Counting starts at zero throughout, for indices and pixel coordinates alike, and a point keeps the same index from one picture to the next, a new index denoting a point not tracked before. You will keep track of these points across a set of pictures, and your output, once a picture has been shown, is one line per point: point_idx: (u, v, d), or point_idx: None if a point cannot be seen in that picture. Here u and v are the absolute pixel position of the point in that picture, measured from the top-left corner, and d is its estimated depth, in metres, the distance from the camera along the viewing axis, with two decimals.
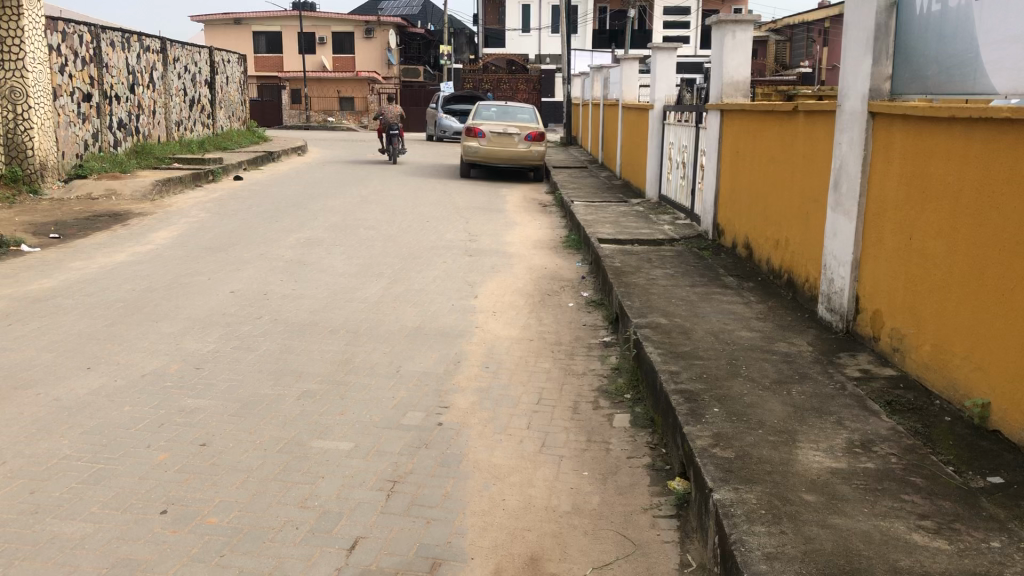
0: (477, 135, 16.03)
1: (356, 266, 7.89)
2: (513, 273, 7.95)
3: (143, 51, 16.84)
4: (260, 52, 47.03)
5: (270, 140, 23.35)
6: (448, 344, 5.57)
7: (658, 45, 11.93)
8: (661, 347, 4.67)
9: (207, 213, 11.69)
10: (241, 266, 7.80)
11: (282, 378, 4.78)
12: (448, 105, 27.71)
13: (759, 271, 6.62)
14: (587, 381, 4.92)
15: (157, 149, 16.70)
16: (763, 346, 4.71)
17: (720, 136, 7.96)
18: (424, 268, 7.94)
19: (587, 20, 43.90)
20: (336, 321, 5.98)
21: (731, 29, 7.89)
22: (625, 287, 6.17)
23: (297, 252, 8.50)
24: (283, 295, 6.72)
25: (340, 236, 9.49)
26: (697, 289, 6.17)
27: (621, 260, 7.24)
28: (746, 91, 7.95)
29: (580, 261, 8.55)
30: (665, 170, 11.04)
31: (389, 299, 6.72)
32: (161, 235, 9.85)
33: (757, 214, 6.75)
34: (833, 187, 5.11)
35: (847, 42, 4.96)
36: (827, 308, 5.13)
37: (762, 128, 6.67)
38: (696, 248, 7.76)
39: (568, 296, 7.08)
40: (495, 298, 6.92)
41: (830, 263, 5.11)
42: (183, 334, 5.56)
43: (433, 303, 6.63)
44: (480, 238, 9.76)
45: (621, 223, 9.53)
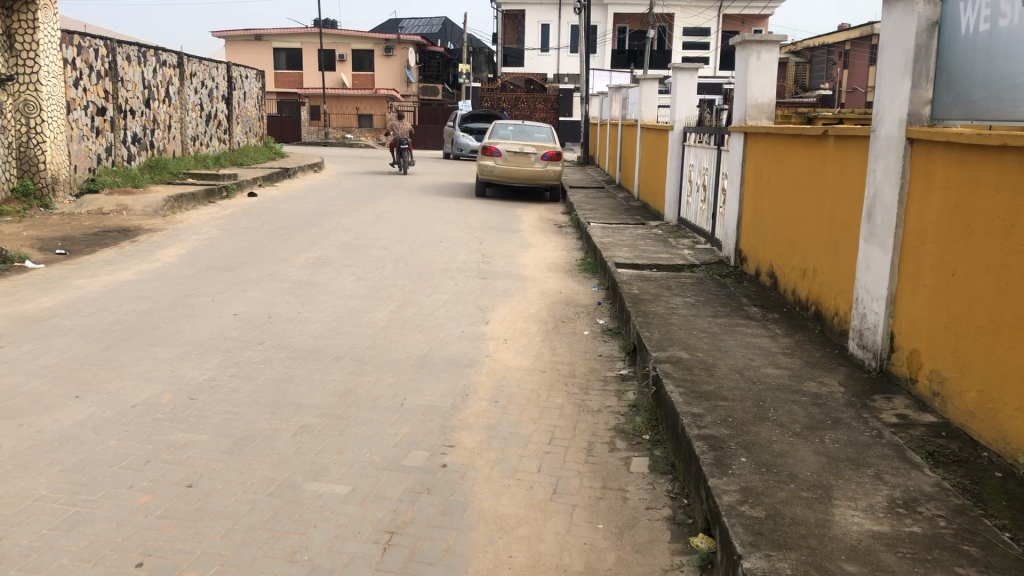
0: (493, 154, 15.80)
1: (365, 288, 7.64)
2: (527, 298, 7.67)
3: (160, 66, 16.78)
4: (279, 68, 47.21)
5: (286, 157, 23.25)
6: (457, 374, 5.30)
7: (679, 66, 11.69)
8: (682, 385, 4.38)
9: (218, 230, 11.50)
10: (246, 286, 7.57)
11: (279, 411, 4.52)
12: (466, 124, 27.58)
13: (784, 301, 6.32)
14: (602, 419, 4.63)
15: (171, 164, 16.59)
16: (791, 386, 4.40)
17: (743, 159, 7.69)
18: (434, 291, 7.68)
19: (606, 40, 43.85)
20: (340, 348, 5.72)
21: (756, 50, 7.61)
22: (643, 317, 5.89)
23: (305, 273, 8.27)
24: (287, 318, 6.47)
25: (351, 256, 9.25)
26: (719, 319, 5.88)
27: (639, 286, 6.96)
28: (770, 114, 7.65)
29: (596, 286, 8.27)
30: (685, 193, 10.76)
31: (397, 324, 6.47)
32: (169, 253, 9.65)
33: (782, 242, 6.46)
34: (866, 217, 4.81)
35: (883, 63, 4.68)
36: (859, 344, 4.82)
37: (789, 152, 6.39)
38: (718, 275, 7.46)
39: (583, 323, 6.80)
40: (507, 324, 6.64)
41: (863, 297, 4.81)
42: (180, 360, 5.32)
43: (442, 329, 6.36)
44: (493, 260, 9.50)
45: (640, 247, 9.25)
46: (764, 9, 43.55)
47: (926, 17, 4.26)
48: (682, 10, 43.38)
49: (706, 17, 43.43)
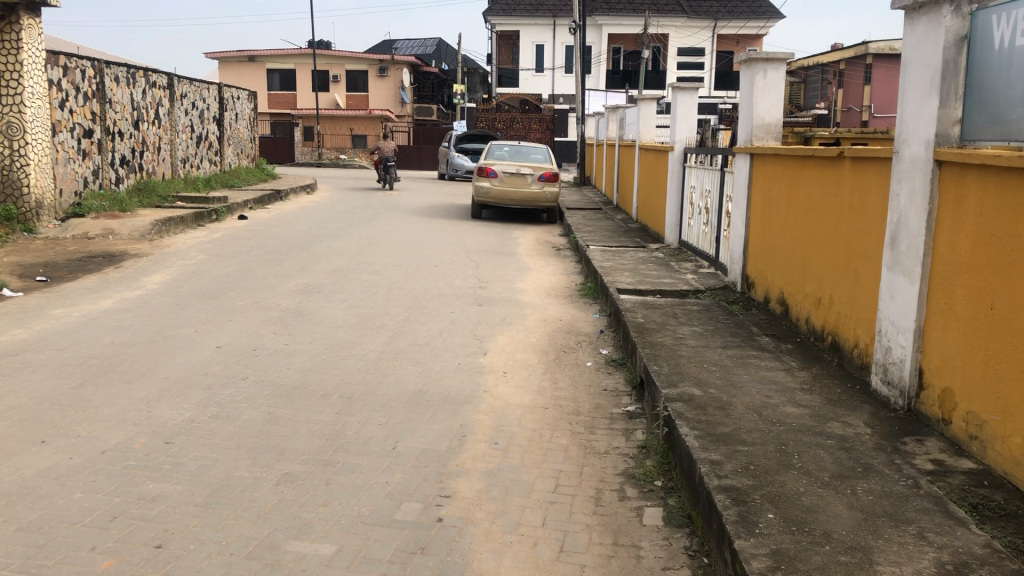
0: (489, 175, 15.52)
1: (357, 317, 7.32)
2: (526, 326, 7.36)
3: (149, 87, 16.53)
4: (273, 89, 47.06)
5: (279, 178, 22.98)
6: (453, 412, 4.97)
7: (680, 85, 11.43)
8: (696, 427, 4.06)
9: (206, 255, 11.18)
10: (232, 316, 7.24)
11: (261, 456, 4.18)
12: (461, 144, 27.35)
13: (797, 330, 6.02)
14: (610, 463, 4.30)
15: (161, 186, 16.29)
16: (813, 428, 4.08)
17: (749, 181, 7.41)
18: (429, 320, 7.35)
19: (601, 60, 43.79)
20: (329, 384, 5.40)
21: (761, 67, 7.34)
22: (650, 348, 5.58)
23: (294, 300, 7.95)
24: (274, 351, 6.15)
25: (343, 282, 8.94)
26: (730, 351, 5.57)
27: (644, 314, 6.65)
28: (777, 133, 7.42)
29: (598, 312, 7.96)
30: (686, 215, 10.49)
31: (390, 356, 6.14)
32: (154, 279, 9.33)
33: (794, 269, 6.16)
34: (889, 244, 4.51)
35: (905, 81, 4.40)
36: (883, 380, 4.51)
37: (800, 174, 6.11)
38: (725, 302, 7.16)
39: (586, 354, 6.48)
40: (506, 355, 6.32)
41: (886, 330, 4.51)
42: (158, 398, 4.99)
43: (437, 362, 6.04)
44: (490, 286, 9.19)
45: (642, 271, 8.94)
46: (758, 28, 43.56)
47: (954, 31, 3.98)
48: (676, 30, 43.37)
49: (700, 37, 43.42)
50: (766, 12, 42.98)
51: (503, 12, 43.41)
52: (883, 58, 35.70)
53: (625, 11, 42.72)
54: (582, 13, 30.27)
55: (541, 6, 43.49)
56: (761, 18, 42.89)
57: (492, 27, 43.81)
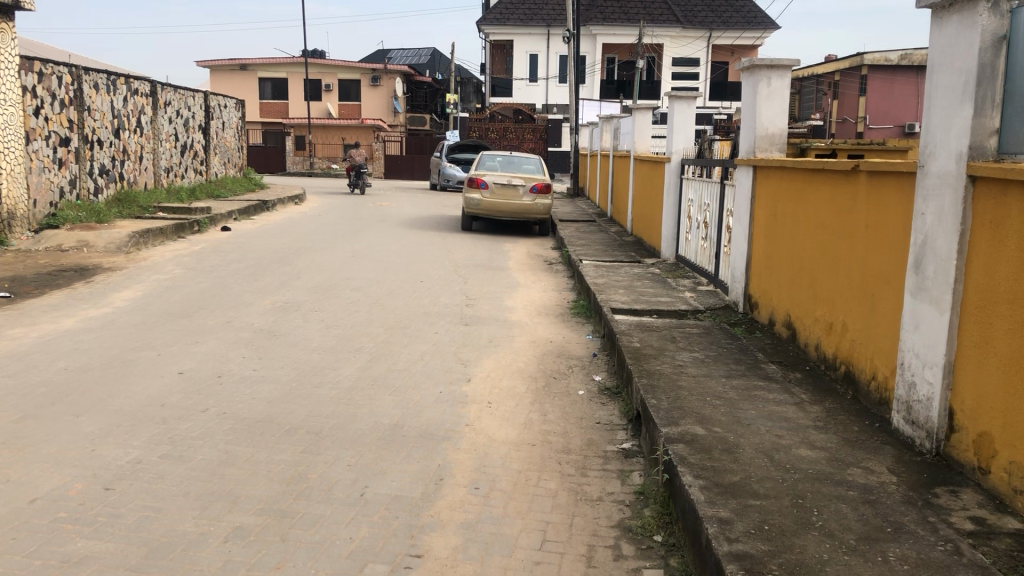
0: (480, 186, 15.09)
1: (334, 339, 6.85)
2: (514, 348, 6.90)
3: (131, 94, 16.08)
4: (264, 98, 46.61)
5: (266, 188, 22.50)
6: (430, 451, 4.50)
7: (676, 94, 11.02)
8: (701, 475, 3.60)
9: (182, 269, 10.70)
10: (200, 338, 6.77)
11: (211, 506, 3.71)
12: (453, 154, 26.94)
13: (805, 357, 5.58)
14: (604, 513, 3.83)
15: (142, 197, 15.80)
16: (832, 476, 3.63)
17: (752, 195, 6.98)
18: (411, 342, 6.89)
19: (596, 70, 43.48)
20: (296, 417, 4.92)
21: (765, 75, 6.92)
22: (647, 378, 5.12)
23: (268, 320, 7.48)
24: (240, 378, 5.67)
25: (322, 299, 8.48)
26: (734, 381, 5.12)
27: (640, 338, 6.20)
28: (782, 145, 7.00)
29: (591, 334, 7.50)
30: (683, 229, 10.06)
31: (366, 384, 5.67)
32: (124, 295, 8.85)
33: (801, 289, 5.74)
34: (914, 268, 4.07)
35: (932, 88, 3.99)
36: (906, 418, 4.07)
37: (809, 190, 5.69)
38: (727, 324, 6.72)
39: (578, 381, 6.03)
40: (490, 382, 5.86)
41: (908, 363, 4.07)
42: (104, 435, 4.51)
43: (416, 390, 5.57)
44: (478, 303, 8.74)
45: (637, 289, 8.50)
46: (753, 39, 43.37)
47: (992, 31, 3.56)
48: (670, 40, 43.07)
49: (694, 47, 43.20)
50: (761, 23, 42.81)
51: (497, 21, 43.12)
52: (879, 69, 35.48)
53: (620, 20, 42.49)
54: (576, 21, 29.94)
55: (534, 15, 43.24)
56: (756, 29, 42.69)
57: (485, 36, 43.48)
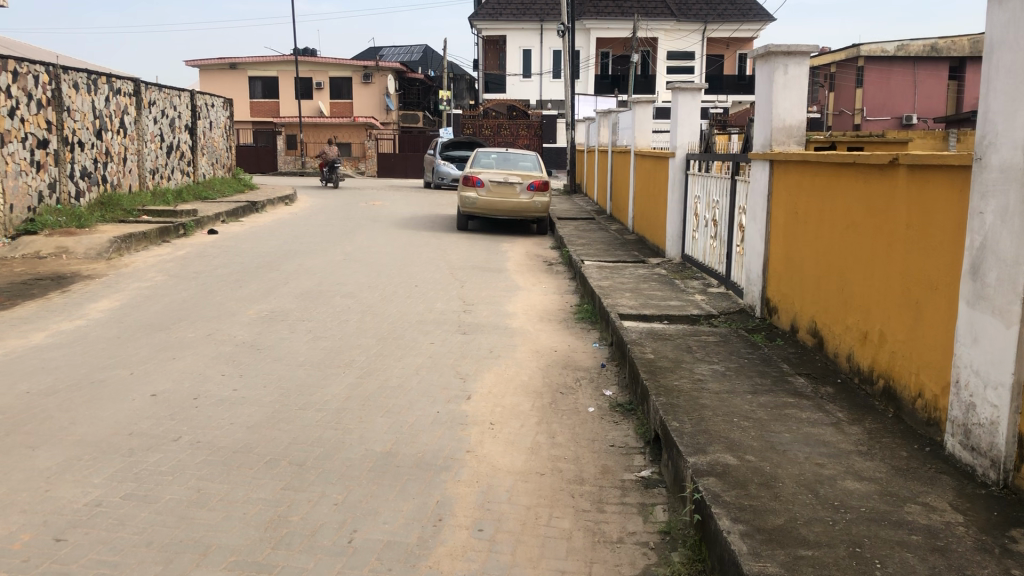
0: (475, 184, 14.60)
1: (322, 353, 6.37)
2: (516, 359, 6.42)
3: (113, 94, 15.56)
4: (255, 97, 46.03)
5: (256, 189, 21.98)
6: (427, 484, 4.02)
7: (681, 85, 10.56)
8: (739, 518, 3.12)
9: (165, 277, 10.20)
10: (178, 353, 6.28)
11: (176, 561, 3.22)
12: (447, 151, 26.45)
13: (835, 368, 5.12)
14: (626, 558, 3.36)
15: (126, 200, 15.28)
16: (888, 516, 3.16)
17: (769, 192, 6.50)
18: (405, 353, 6.42)
19: (590, 65, 43.01)
20: (278, 446, 4.45)
21: (781, 62, 6.44)
22: (665, 395, 4.65)
23: (252, 331, 7.00)
24: (218, 400, 5.18)
25: (311, 307, 8.00)
26: (760, 397, 4.65)
27: (653, 347, 5.73)
28: (800, 137, 6.52)
29: (598, 341, 7.02)
30: (690, 227, 9.59)
31: (356, 406, 5.19)
32: (100, 306, 8.35)
33: (829, 294, 5.27)
34: (970, 275, 3.59)
35: (990, 69, 3.50)
36: (965, 444, 3.60)
37: (836, 186, 5.22)
38: (745, 331, 6.26)
39: (587, 396, 5.55)
40: (492, 400, 5.39)
41: (965, 381, 3.60)
42: (62, 471, 4.03)
43: (410, 411, 5.09)
44: (476, 309, 8.27)
45: (644, 292, 8.02)
46: (749, 31, 42.88)
47: None
48: (665, 34, 42.69)
49: (689, 40, 42.75)
50: (756, 15, 42.31)
51: (489, 17, 42.67)
52: (875, 61, 35.12)
53: (614, 14, 42.02)
54: (570, 15, 29.39)
55: (527, 10, 42.79)
56: (753, 22, 42.16)
57: (478, 32, 43.01)
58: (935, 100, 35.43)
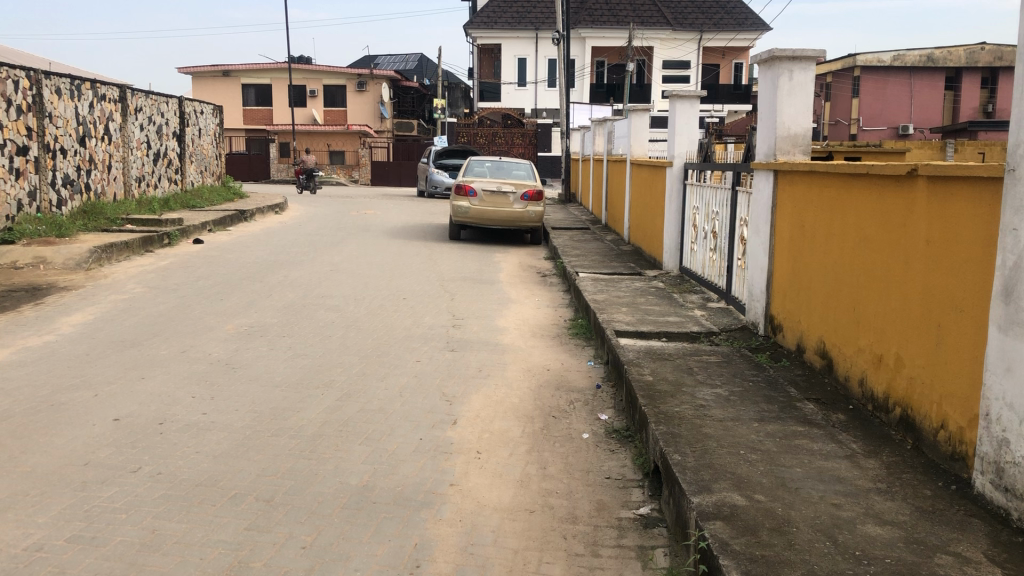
0: (468, 194, 14.27)
1: (301, 372, 6.01)
2: (507, 379, 6.08)
3: (97, 100, 15.21)
4: (248, 105, 45.73)
5: (246, 197, 21.64)
6: (404, 524, 3.67)
7: (679, 92, 10.21)
8: (751, 572, 2.78)
9: (144, 288, 9.84)
10: (147, 373, 5.93)
11: None
12: (440, 160, 26.14)
13: (847, 393, 4.78)
14: None
15: (110, 208, 14.92)
16: (918, 570, 2.81)
17: (774, 203, 6.17)
18: (388, 372, 6.08)
19: (585, 74, 42.78)
20: (244, 480, 4.09)
21: (786, 67, 6.12)
22: (665, 424, 4.30)
23: (229, 348, 6.64)
24: (185, 426, 4.83)
25: (293, 322, 7.66)
26: (767, 426, 4.31)
27: (651, 369, 5.39)
28: (806, 147, 6.21)
29: (593, 360, 6.68)
30: (689, 239, 9.27)
31: (333, 432, 4.84)
32: (73, 319, 7.99)
33: (840, 313, 4.94)
34: (1001, 298, 3.25)
35: None
36: (997, 484, 3.26)
37: (847, 198, 4.90)
38: (748, 351, 5.92)
39: (581, 420, 5.21)
40: (480, 425, 5.04)
41: (997, 415, 3.25)
42: (3, 509, 3.67)
43: (390, 438, 4.74)
44: (465, 323, 7.94)
45: (641, 307, 7.68)
46: (746, 40, 42.67)
47: None
48: (661, 42, 42.49)
49: (685, 49, 42.55)
50: (753, 24, 42.09)
51: (484, 25, 42.37)
52: (871, 71, 34.97)
53: (609, 23, 41.88)
54: (565, 22, 29.08)
55: (522, 18, 42.55)
56: (749, 30, 41.95)
57: (473, 40, 42.79)
58: (931, 111, 35.04)
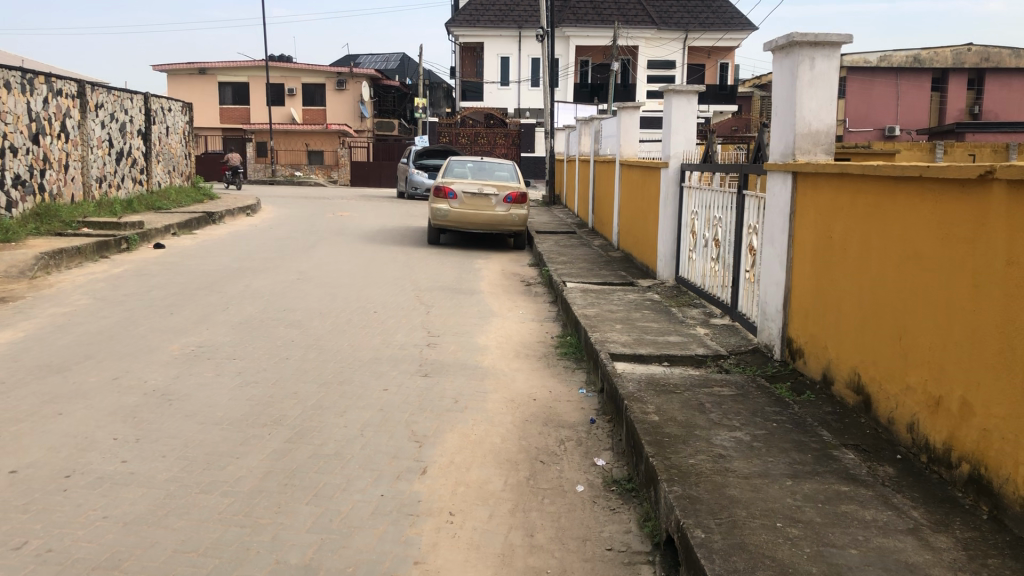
0: (448, 196, 13.45)
1: (247, 406, 5.17)
2: (487, 412, 5.28)
3: (52, 95, 14.27)
4: (224, 103, 44.66)
5: (216, 198, 20.73)
6: None
7: (674, 88, 9.38)
8: None
9: (90, 300, 8.95)
10: (66, 407, 5.07)
11: None
12: (420, 160, 25.30)
13: (894, 439, 3.99)
14: None
15: (66, 210, 13.99)
16: None
17: (793, 210, 5.39)
18: (349, 405, 5.26)
19: (569, 73, 42.05)
20: (156, 560, 3.25)
21: (808, 55, 5.35)
22: (680, 484, 3.51)
23: (168, 375, 5.80)
24: (97, 480, 3.99)
25: (247, 342, 6.82)
26: (804, 486, 3.53)
27: (655, 405, 4.59)
28: (829, 145, 5.43)
29: (585, 387, 5.88)
30: (687, 246, 8.50)
31: (276, 487, 4.02)
32: (1, 337, 7.10)
33: (881, 342, 4.17)
34: None
35: None
36: None
37: (891, 206, 4.13)
38: (765, 382, 5.13)
39: (574, 467, 4.41)
40: (454, 475, 4.23)
41: None
42: None
43: (345, 496, 3.93)
44: (441, 341, 7.13)
45: (636, 323, 6.90)
46: (733, 40, 42.14)
47: None
48: (646, 41, 41.84)
49: (671, 48, 41.83)
50: (740, 24, 41.48)
51: (467, 22, 41.59)
52: (858, 72, 34.28)
53: (593, 22, 41.23)
54: (549, 19, 28.27)
55: (506, 16, 41.82)
56: (737, 30, 41.38)
57: (455, 38, 41.95)
58: (919, 109, 34.57)
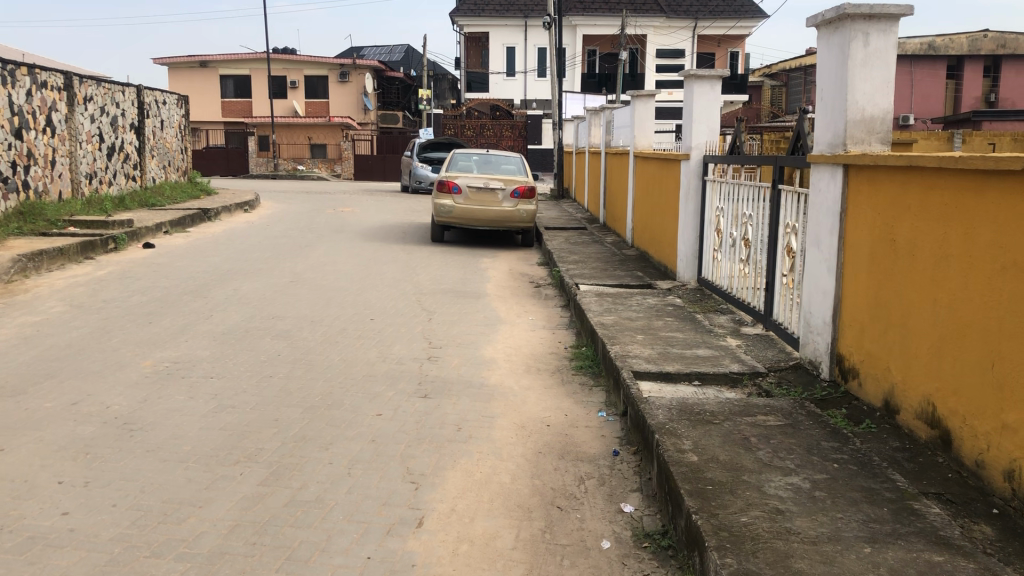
0: (452, 191, 12.74)
1: (220, 438, 4.50)
2: (495, 442, 4.61)
3: (37, 87, 13.61)
4: (226, 96, 43.99)
5: (213, 194, 20.07)
6: None
7: (696, 72, 8.60)
8: None
9: (65, 307, 8.29)
10: (10, 440, 4.41)
11: None
12: (424, 152, 24.60)
13: (988, 490, 3.29)
14: None
15: (52, 208, 13.34)
16: None
17: (844, 209, 4.70)
18: (336, 435, 4.59)
19: (575, 63, 41.26)
20: None
21: (860, 30, 4.65)
22: (733, 553, 2.84)
23: (135, 398, 5.15)
24: (26, 541, 3.33)
25: (229, 356, 6.16)
26: (887, 554, 2.85)
27: (691, 440, 3.91)
28: (885, 134, 4.72)
29: (605, 410, 5.19)
30: (711, 246, 7.81)
31: (243, 546, 3.35)
32: None
33: (965, 368, 3.47)
34: None
35: None
36: None
37: (976, 207, 3.45)
38: (814, 408, 4.44)
39: (598, 515, 3.73)
40: (454, 529, 3.55)
41: None
42: None
43: (324, 560, 3.25)
44: (443, 354, 6.46)
45: (659, 332, 6.22)
46: (743, 29, 41.25)
47: None
48: (654, 30, 40.99)
49: (680, 36, 40.92)
50: (751, 12, 40.58)
51: (471, 12, 40.81)
52: None
53: (601, 10, 40.36)
54: (556, 7, 27.49)
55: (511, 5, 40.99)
56: (747, 18, 40.49)
57: (459, 28, 41.18)
58: (933, 100, 33.69)
